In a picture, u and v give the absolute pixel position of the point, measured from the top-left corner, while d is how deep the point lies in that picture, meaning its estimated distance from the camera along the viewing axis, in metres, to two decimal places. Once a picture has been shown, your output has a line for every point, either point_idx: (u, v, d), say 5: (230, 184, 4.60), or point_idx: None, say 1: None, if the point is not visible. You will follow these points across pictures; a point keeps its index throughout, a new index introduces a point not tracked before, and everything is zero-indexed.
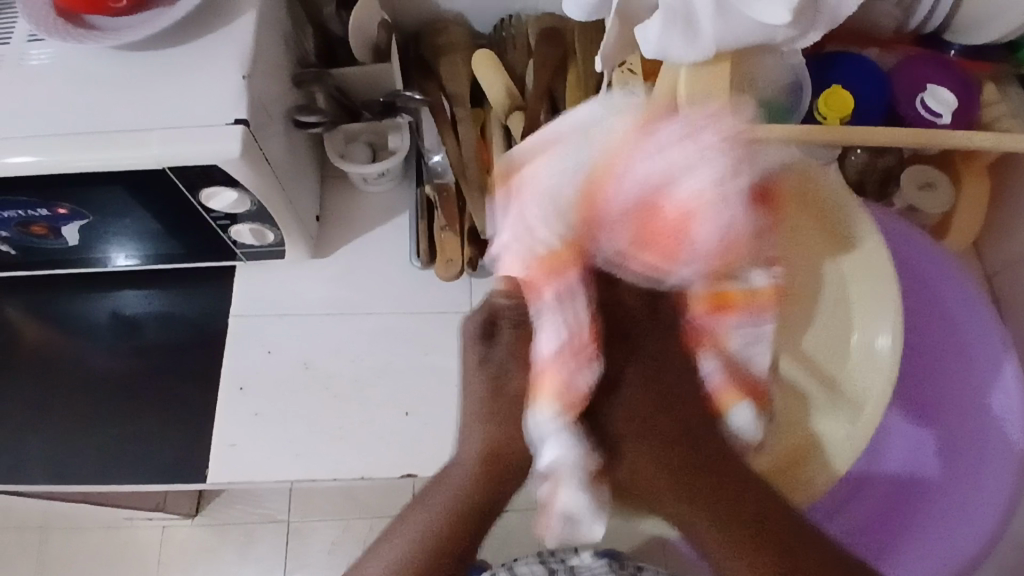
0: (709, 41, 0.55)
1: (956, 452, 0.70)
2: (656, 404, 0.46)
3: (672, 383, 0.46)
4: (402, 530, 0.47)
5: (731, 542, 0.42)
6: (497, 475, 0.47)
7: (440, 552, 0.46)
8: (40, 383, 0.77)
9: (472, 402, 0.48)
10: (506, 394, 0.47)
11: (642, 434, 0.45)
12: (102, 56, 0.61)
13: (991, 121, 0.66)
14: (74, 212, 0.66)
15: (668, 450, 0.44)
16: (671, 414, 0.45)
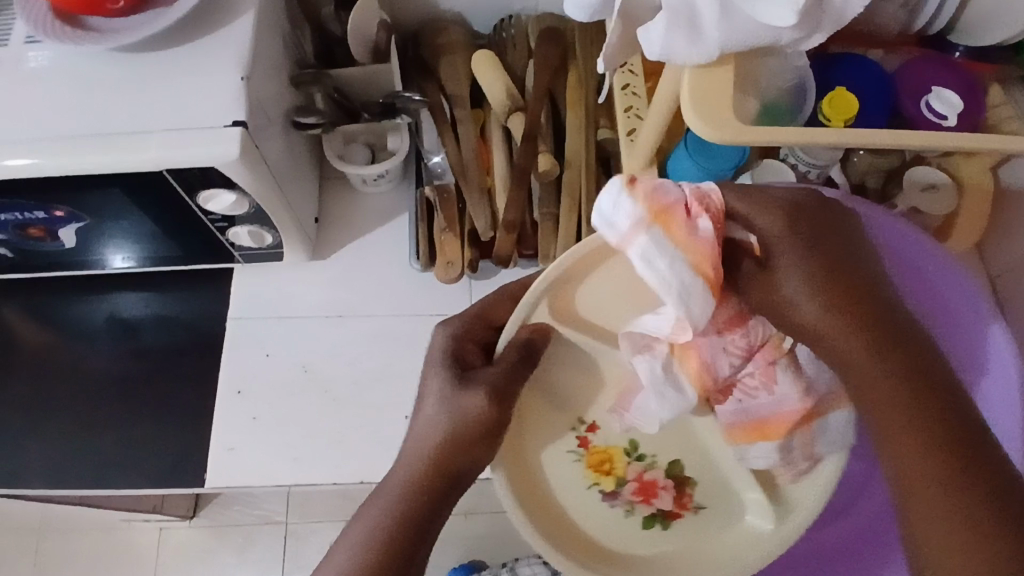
0: (714, 43, 0.54)
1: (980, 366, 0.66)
2: (844, 280, 0.42)
3: (857, 280, 0.42)
4: (367, 514, 0.48)
5: (929, 462, 0.41)
6: (437, 478, 0.48)
7: (395, 542, 0.47)
8: (36, 387, 0.76)
9: (423, 417, 0.49)
10: (461, 413, 0.47)
11: (835, 314, 0.41)
12: (99, 58, 0.61)
13: (999, 122, 0.62)
14: (71, 214, 0.65)
15: (868, 338, 0.42)
16: (852, 292, 0.41)
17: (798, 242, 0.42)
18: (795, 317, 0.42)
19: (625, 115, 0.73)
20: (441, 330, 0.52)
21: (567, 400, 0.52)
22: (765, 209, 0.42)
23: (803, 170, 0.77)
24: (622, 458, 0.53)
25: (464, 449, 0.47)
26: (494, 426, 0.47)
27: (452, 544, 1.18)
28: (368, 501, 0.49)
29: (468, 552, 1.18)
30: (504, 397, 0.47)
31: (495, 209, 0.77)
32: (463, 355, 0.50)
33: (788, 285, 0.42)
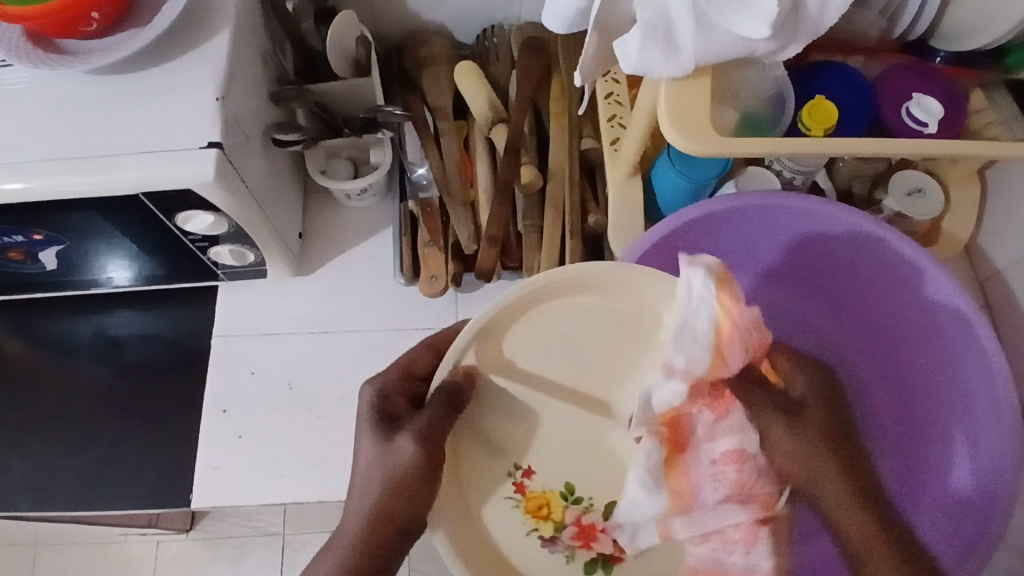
0: (690, 57, 0.54)
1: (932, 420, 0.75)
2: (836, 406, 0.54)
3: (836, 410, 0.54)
4: (319, 568, 0.52)
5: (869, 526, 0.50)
6: (384, 532, 0.52)
7: None
8: (21, 408, 0.76)
9: (360, 474, 0.53)
10: (394, 463, 0.51)
11: (821, 426, 0.52)
12: (73, 80, 0.60)
13: (980, 128, 0.65)
14: (50, 237, 0.65)
15: (828, 433, 0.52)
16: (836, 418, 0.53)
17: (804, 368, 0.55)
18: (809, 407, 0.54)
19: (609, 125, 0.72)
20: (369, 390, 0.56)
21: (503, 446, 0.56)
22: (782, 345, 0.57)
23: (788, 177, 0.77)
24: (559, 501, 0.55)
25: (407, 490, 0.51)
26: (425, 471, 0.51)
27: None
28: (317, 559, 0.53)
29: None
30: (431, 442, 0.51)
31: (478, 221, 0.77)
32: (386, 406, 0.55)
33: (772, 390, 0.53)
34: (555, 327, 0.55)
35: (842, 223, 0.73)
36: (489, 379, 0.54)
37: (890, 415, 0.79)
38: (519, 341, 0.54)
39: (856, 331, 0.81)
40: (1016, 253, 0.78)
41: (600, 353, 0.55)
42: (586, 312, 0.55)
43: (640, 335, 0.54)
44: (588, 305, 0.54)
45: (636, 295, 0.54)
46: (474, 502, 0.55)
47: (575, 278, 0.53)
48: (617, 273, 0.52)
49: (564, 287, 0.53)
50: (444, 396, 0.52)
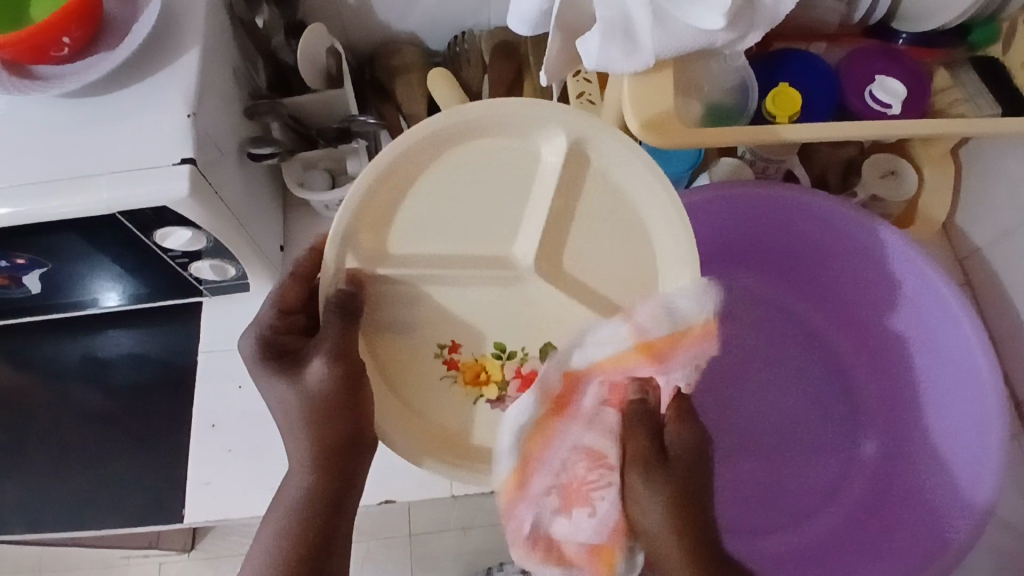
0: (650, 50, 0.54)
1: (913, 436, 0.78)
2: (695, 509, 0.51)
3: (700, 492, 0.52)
4: (273, 519, 0.54)
5: None
6: (333, 457, 0.55)
7: (309, 543, 0.53)
8: (12, 433, 0.76)
9: (286, 416, 0.55)
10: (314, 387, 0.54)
11: (680, 506, 0.51)
12: (46, 105, 0.61)
13: (945, 107, 0.67)
14: (32, 260, 0.66)
15: (690, 541, 0.50)
16: (692, 503, 0.51)
17: (693, 450, 0.53)
18: (649, 528, 0.52)
19: None
20: (245, 337, 0.57)
21: (412, 326, 0.59)
22: (689, 426, 0.54)
23: (760, 167, 0.77)
24: (494, 363, 0.60)
25: (329, 417, 0.54)
26: (346, 381, 0.54)
27: (451, 558, 1.19)
28: (271, 513, 0.55)
29: (468, 565, 1.19)
30: (343, 358, 0.54)
31: None
32: (283, 341, 0.57)
33: (669, 458, 0.53)
34: (449, 185, 0.58)
35: (849, 228, 0.74)
36: (377, 277, 0.56)
37: (869, 398, 0.82)
38: (398, 227, 0.57)
39: (845, 322, 0.82)
40: (991, 232, 0.79)
41: (494, 194, 0.58)
42: (480, 157, 0.58)
43: (520, 175, 0.58)
44: (475, 158, 0.58)
45: (515, 133, 0.57)
46: (400, 375, 0.59)
47: (471, 120, 0.56)
48: (500, 107, 0.55)
49: (447, 138, 0.56)
50: (337, 307, 0.53)
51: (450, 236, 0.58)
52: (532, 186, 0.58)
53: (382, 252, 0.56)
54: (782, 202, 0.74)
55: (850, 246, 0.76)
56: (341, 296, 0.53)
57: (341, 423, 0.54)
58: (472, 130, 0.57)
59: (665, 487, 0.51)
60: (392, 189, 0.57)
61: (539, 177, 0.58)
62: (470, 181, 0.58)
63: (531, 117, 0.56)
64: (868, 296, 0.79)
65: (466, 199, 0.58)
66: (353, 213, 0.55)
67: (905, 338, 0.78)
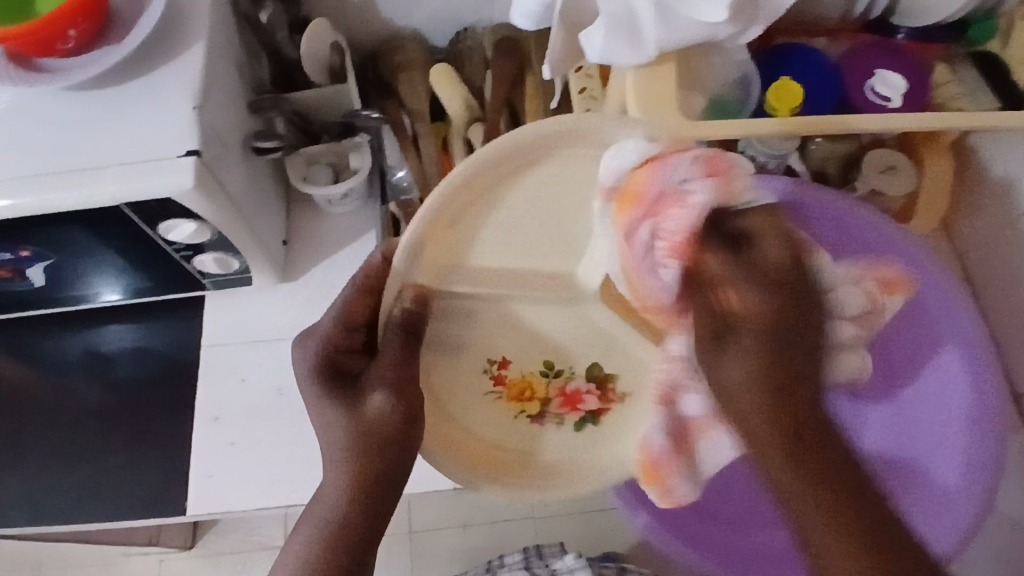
0: (652, 43, 0.55)
1: (912, 424, 0.78)
2: (781, 372, 0.49)
3: (806, 397, 0.49)
4: (304, 527, 0.54)
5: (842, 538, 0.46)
6: (372, 484, 0.54)
7: (341, 546, 0.53)
8: (15, 426, 0.76)
9: (327, 442, 0.55)
10: (369, 414, 0.54)
11: (759, 391, 0.49)
12: (51, 98, 0.61)
13: (946, 100, 0.66)
14: (36, 253, 0.66)
15: (811, 466, 0.47)
16: (795, 417, 0.49)
17: (763, 341, 0.49)
18: (730, 386, 0.50)
19: None
20: (301, 354, 0.57)
21: (466, 345, 0.60)
22: (754, 290, 0.49)
23: (760, 161, 0.78)
24: (541, 380, 0.63)
25: (379, 448, 0.54)
26: (405, 418, 0.54)
27: (451, 555, 1.19)
28: (298, 527, 0.55)
29: (468, 562, 1.19)
30: (393, 390, 0.54)
31: None
32: (341, 361, 0.57)
33: (728, 360, 0.50)
34: (516, 201, 0.54)
35: (841, 216, 0.76)
36: (439, 292, 0.55)
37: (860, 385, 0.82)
38: (458, 238, 0.54)
39: None
40: (991, 227, 0.80)
41: (554, 210, 0.56)
42: (553, 172, 0.54)
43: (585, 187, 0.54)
44: (541, 172, 0.54)
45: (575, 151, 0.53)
46: (457, 402, 0.62)
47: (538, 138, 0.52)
48: (560, 120, 0.51)
49: (518, 159, 0.52)
50: (397, 328, 0.53)
51: (517, 250, 0.56)
52: (589, 203, 0.55)
53: (453, 266, 0.55)
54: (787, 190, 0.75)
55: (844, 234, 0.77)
56: (408, 314, 0.53)
57: (389, 454, 0.54)
58: (542, 147, 0.52)
59: (738, 368, 0.50)
60: (466, 202, 0.53)
61: (594, 195, 0.55)
62: (545, 194, 0.55)
63: (599, 130, 0.52)
64: None
65: (530, 212, 0.55)
66: (421, 229, 0.52)
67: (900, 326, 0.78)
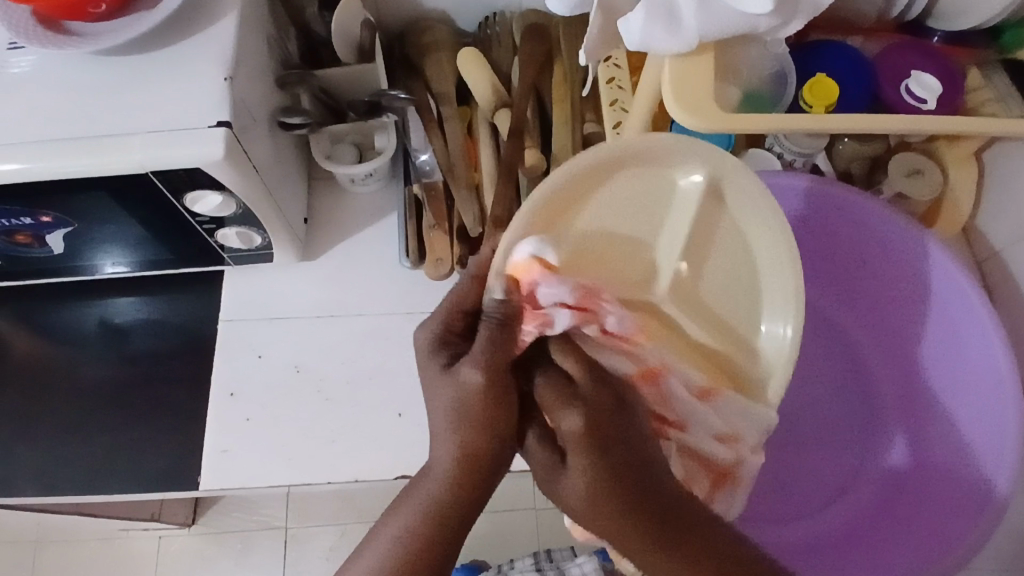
0: (693, 32, 0.54)
1: (934, 448, 0.78)
2: (619, 461, 0.45)
3: (631, 467, 0.45)
4: (382, 534, 0.49)
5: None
6: (474, 477, 0.47)
7: (423, 551, 0.48)
8: (28, 394, 0.76)
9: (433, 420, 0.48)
10: (466, 393, 0.47)
11: (602, 499, 0.44)
12: (82, 63, 0.61)
13: (977, 106, 0.66)
14: (58, 219, 0.66)
15: (628, 512, 0.45)
16: (628, 485, 0.45)
17: (592, 443, 0.44)
18: (581, 507, 0.45)
19: (611, 108, 0.72)
20: (422, 329, 0.51)
21: None
22: (571, 405, 0.45)
23: (788, 159, 0.78)
24: None
25: (478, 434, 0.46)
26: (502, 392, 0.47)
27: None
28: (382, 524, 0.50)
29: (469, 552, 1.19)
30: (500, 373, 0.47)
31: (482, 205, 0.77)
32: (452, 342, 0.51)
33: (565, 471, 0.45)
34: (596, 214, 0.52)
35: (882, 226, 0.75)
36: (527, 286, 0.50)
37: (890, 395, 0.81)
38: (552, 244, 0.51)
39: (870, 328, 0.82)
40: (1012, 233, 0.79)
41: (631, 216, 0.53)
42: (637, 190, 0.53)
43: (657, 207, 0.53)
44: (616, 192, 0.53)
45: (648, 174, 0.53)
46: None
47: (615, 155, 0.52)
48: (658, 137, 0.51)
49: (608, 167, 0.52)
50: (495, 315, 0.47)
51: (594, 247, 0.52)
52: (666, 215, 0.54)
53: (547, 273, 0.51)
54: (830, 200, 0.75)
55: (882, 243, 0.76)
56: (500, 303, 0.47)
57: (486, 444, 0.47)
58: (618, 164, 0.52)
59: (569, 422, 0.45)
60: (561, 204, 0.51)
61: (675, 204, 0.53)
62: (611, 211, 0.52)
63: (669, 151, 0.52)
64: (900, 301, 0.79)
65: (602, 223, 0.52)
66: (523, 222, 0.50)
67: (932, 345, 0.77)
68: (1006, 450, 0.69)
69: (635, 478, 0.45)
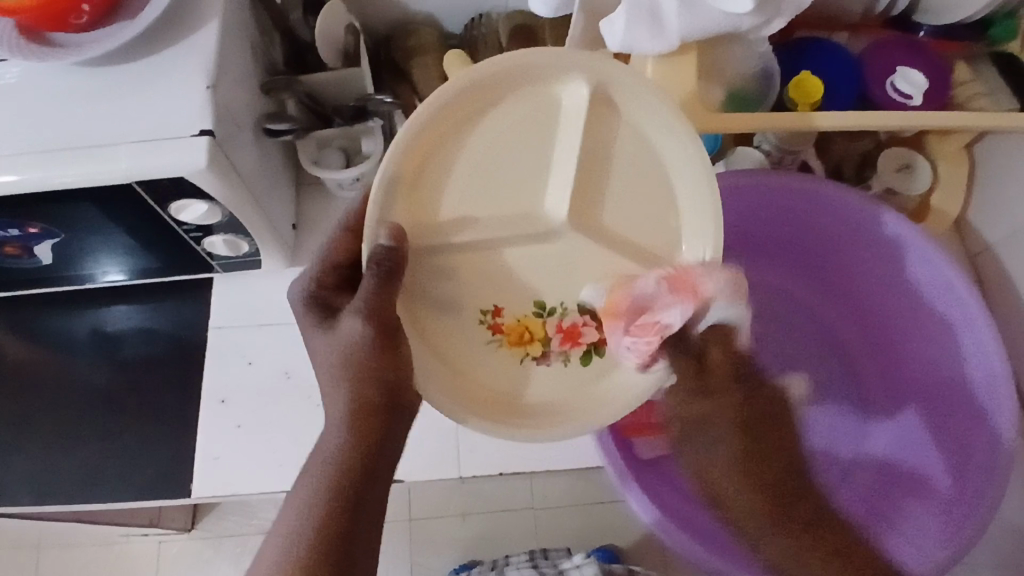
0: (674, 32, 0.55)
1: (917, 441, 0.79)
2: (764, 470, 0.55)
3: (761, 447, 0.56)
4: (299, 492, 0.50)
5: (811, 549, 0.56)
6: (372, 415, 0.51)
7: (342, 495, 0.49)
8: (19, 404, 0.76)
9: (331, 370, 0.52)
10: (348, 338, 0.51)
11: (746, 478, 0.54)
12: (65, 74, 0.61)
13: (966, 100, 0.66)
14: (45, 230, 0.66)
15: (761, 491, 0.54)
16: (767, 463, 0.55)
17: (735, 419, 0.56)
18: (714, 472, 0.56)
19: None
20: (295, 288, 0.58)
21: (450, 304, 0.56)
22: (708, 398, 0.56)
23: (776, 156, 0.77)
24: (535, 321, 0.56)
25: (368, 374, 0.50)
26: (384, 329, 0.51)
27: (451, 545, 1.19)
28: (297, 490, 0.51)
29: (466, 553, 1.19)
30: (382, 319, 0.50)
31: None
32: (328, 297, 0.57)
33: (718, 444, 0.56)
34: (479, 140, 0.53)
35: (870, 225, 0.75)
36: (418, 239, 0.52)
37: (874, 388, 0.84)
38: (441, 185, 0.53)
39: (856, 324, 0.84)
40: (1004, 229, 0.79)
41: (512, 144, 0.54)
42: (521, 112, 0.53)
43: (543, 125, 0.54)
44: (495, 118, 0.53)
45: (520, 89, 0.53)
46: (460, 359, 0.56)
47: (493, 79, 0.52)
48: (531, 57, 0.51)
49: (485, 90, 0.52)
50: (375, 266, 0.48)
51: (479, 179, 0.53)
52: (558, 133, 0.54)
53: (428, 218, 0.52)
54: (811, 195, 0.75)
55: (869, 242, 0.76)
56: (382, 253, 0.48)
57: (377, 382, 0.51)
58: (495, 87, 0.52)
59: (724, 409, 0.56)
60: (436, 137, 0.52)
61: (562, 119, 0.54)
62: (492, 134, 0.53)
63: (544, 68, 0.52)
64: (887, 298, 0.79)
65: (490, 151, 0.53)
66: (398, 162, 0.50)
67: (920, 343, 0.78)
68: (995, 448, 0.69)
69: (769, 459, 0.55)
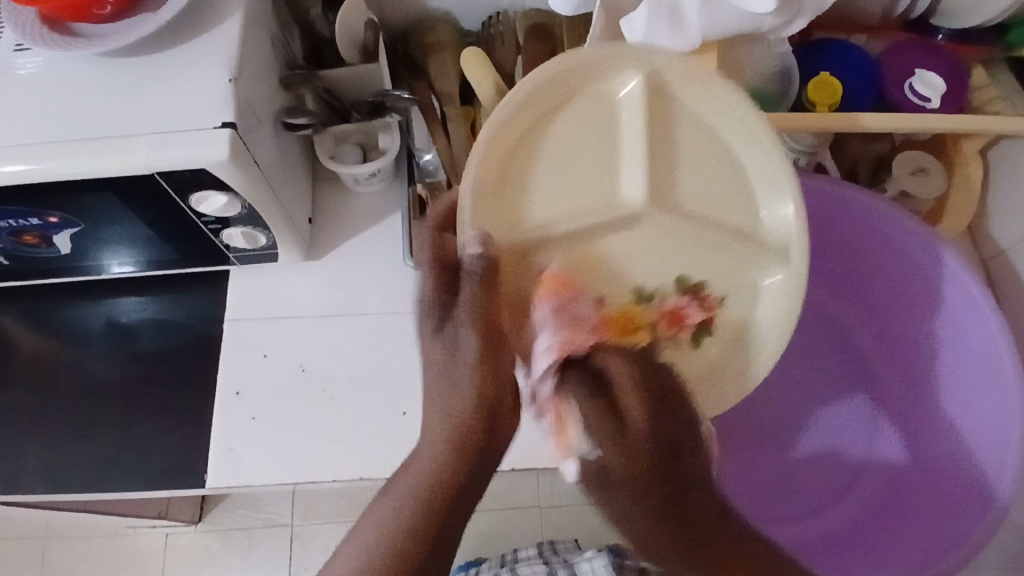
0: (696, 30, 0.55)
1: (932, 443, 0.79)
2: (675, 497, 0.47)
3: (681, 465, 0.47)
4: (381, 505, 0.50)
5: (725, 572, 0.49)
6: (476, 436, 0.49)
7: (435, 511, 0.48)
8: (35, 392, 0.77)
9: (440, 380, 0.51)
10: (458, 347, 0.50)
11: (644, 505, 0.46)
12: (88, 64, 0.61)
13: (983, 104, 0.67)
14: (65, 219, 0.66)
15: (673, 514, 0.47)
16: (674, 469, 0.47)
17: (647, 451, 0.45)
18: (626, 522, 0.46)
19: None
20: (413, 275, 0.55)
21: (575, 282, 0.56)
22: (630, 418, 0.45)
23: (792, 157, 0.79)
24: (638, 307, 0.57)
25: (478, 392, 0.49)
26: (495, 344, 0.50)
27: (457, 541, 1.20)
28: (383, 495, 0.51)
29: (472, 549, 1.19)
30: (492, 326, 0.50)
31: None
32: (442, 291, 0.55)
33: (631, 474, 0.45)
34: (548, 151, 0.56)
35: (889, 227, 0.74)
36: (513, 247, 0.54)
37: (892, 392, 0.84)
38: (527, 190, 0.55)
39: (874, 327, 0.84)
40: (1017, 234, 0.79)
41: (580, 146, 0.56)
42: (586, 109, 0.56)
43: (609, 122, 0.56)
44: (563, 122, 0.56)
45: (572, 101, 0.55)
46: None
47: (555, 77, 0.54)
48: (584, 54, 0.54)
49: (553, 94, 0.55)
50: (477, 273, 0.50)
51: (562, 186, 0.56)
52: (622, 129, 0.56)
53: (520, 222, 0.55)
54: (828, 198, 0.75)
55: (888, 244, 0.76)
56: (474, 259, 0.50)
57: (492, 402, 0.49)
58: (560, 86, 0.55)
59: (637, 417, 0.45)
60: (506, 148, 0.55)
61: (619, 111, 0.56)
62: (561, 146, 0.56)
63: (598, 63, 0.55)
64: (904, 301, 0.79)
65: (565, 157, 0.56)
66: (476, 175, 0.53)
67: (935, 347, 0.78)
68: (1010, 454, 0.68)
69: (676, 477, 0.47)
